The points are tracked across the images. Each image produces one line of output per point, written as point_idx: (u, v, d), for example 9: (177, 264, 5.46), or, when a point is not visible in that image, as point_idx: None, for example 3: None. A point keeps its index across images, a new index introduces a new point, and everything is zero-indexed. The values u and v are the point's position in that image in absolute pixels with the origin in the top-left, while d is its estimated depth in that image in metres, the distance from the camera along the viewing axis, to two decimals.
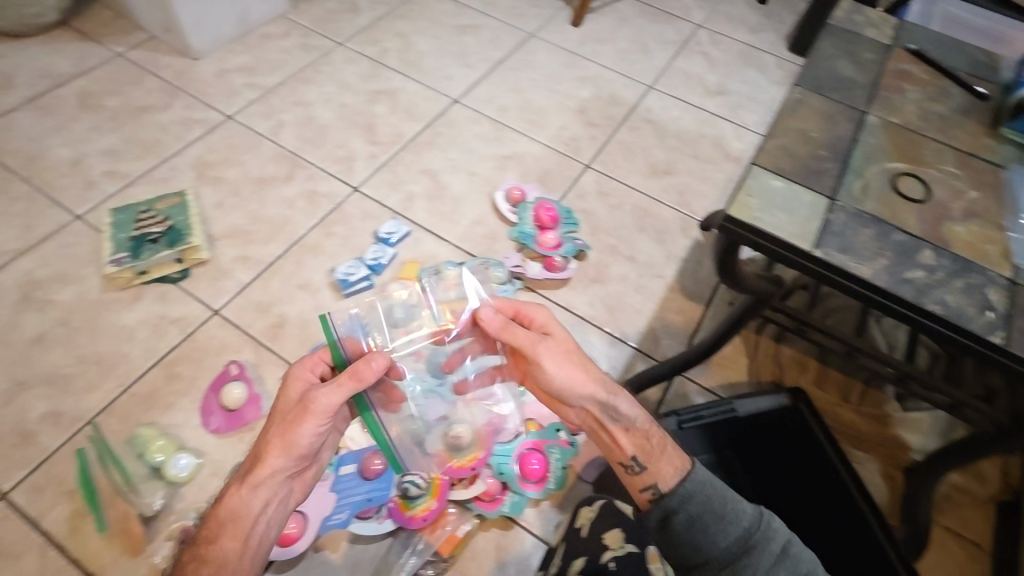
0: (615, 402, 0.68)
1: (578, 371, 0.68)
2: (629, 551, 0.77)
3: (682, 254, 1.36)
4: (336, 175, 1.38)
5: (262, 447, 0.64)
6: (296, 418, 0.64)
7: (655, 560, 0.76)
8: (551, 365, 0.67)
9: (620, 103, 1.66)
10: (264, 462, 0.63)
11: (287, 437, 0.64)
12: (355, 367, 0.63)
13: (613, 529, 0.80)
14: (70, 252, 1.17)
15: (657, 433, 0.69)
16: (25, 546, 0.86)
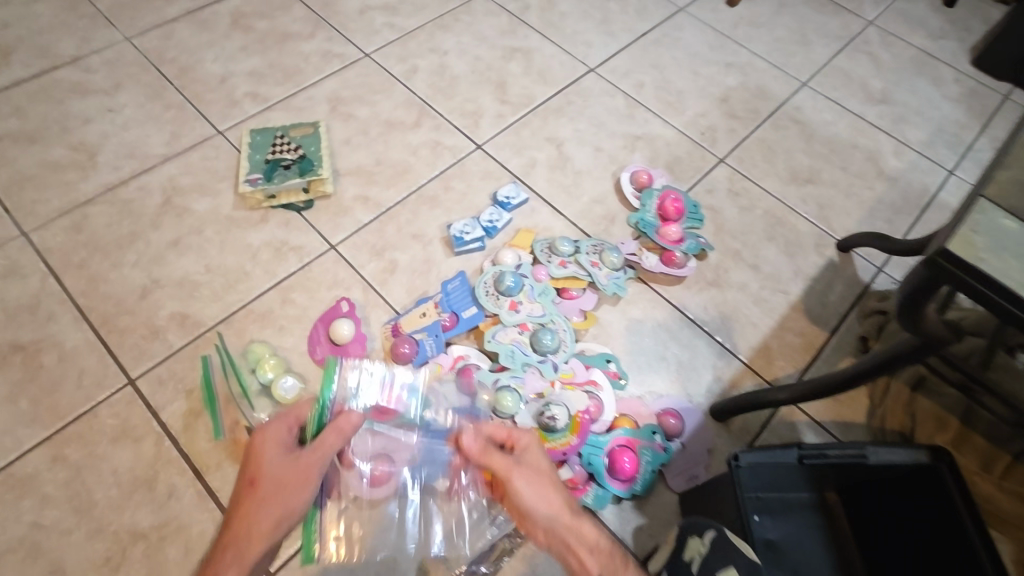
0: (576, 522, 0.74)
1: (542, 491, 0.75)
2: None
3: (812, 273, 1.24)
4: (462, 129, 1.36)
5: (246, 515, 0.71)
6: (291, 485, 0.72)
7: None
8: (519, 485, 0.75)
9: (767, 97, 1.53)
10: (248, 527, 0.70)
11: (279, 504, 0.71)
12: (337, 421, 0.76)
13: (727, 567, 0.67)
14: (209, 165, 1.22)
15: (619, 553, 0.72)
16: (144, 432, 0.92)
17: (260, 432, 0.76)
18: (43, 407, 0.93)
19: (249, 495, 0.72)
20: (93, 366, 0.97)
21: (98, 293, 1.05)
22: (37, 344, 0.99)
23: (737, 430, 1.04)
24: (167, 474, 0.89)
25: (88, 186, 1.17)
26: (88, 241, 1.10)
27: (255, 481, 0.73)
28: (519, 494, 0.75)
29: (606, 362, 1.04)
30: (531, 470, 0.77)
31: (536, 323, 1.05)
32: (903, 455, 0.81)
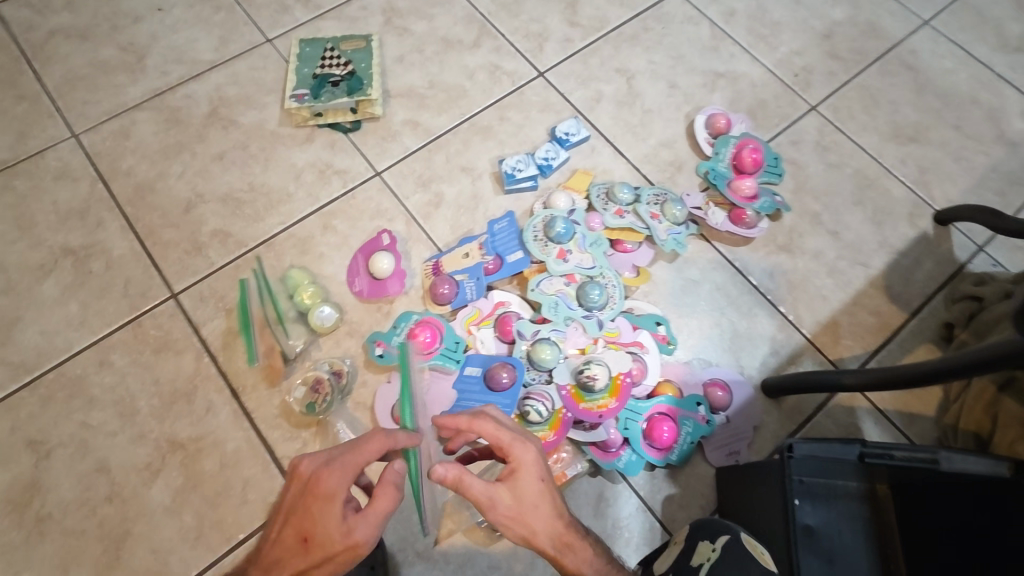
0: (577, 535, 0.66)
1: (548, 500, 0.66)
2: None
3: (900, 245, 1.10)
4: (524, 53, 1.23)
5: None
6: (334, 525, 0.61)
7: None
8: (525, 498, 0.65)
9: (878, 36, 1.32)
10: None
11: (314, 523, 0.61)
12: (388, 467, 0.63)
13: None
14: (257, 76, 1.16)
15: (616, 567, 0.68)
16: (186, 345, 0.93)
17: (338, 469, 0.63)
18: (92, 312, 0.95)
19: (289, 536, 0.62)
20: (139, 276, 0.98)
21: (144, 203, 1.04)
22: (87, 249, 0.99)
23: (789, 409, 0.96)
24: (205, 389, 0.91)
25: (136, 91, 1.13)
26: (135, 148, 1.08)
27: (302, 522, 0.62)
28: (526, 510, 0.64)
29: (656, 324, 0.97)
30: (513, 509, 0.64)
31: (585, 276, 0.97)
32: (984, 466, 0.70)
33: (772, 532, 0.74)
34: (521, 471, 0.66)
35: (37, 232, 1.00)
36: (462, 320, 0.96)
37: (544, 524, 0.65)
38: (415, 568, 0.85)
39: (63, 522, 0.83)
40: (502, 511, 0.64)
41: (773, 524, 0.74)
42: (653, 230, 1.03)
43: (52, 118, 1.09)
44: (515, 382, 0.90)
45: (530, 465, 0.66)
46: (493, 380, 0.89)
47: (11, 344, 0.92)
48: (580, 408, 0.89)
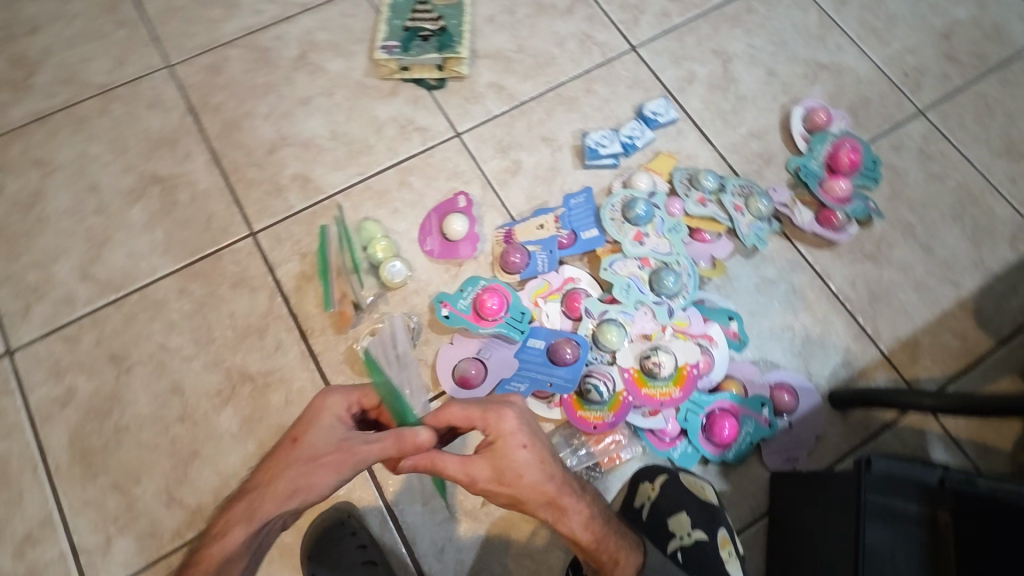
0: (570, 502, 0.64)
1: (533, 468, 0.64)
2: (698, 537, 0.78)
3: (997, 268, 1.03)
4: (618, 25, 1.19)
5: (273, 474, 0.65)
6: (321, 463, 0.63)
7: (727, 544, 0.77)
8: (504, 470, 0.63)
9: (1003, 41, 1.21)
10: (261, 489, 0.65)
11: (299, 463, 0.64)
12: (400, 436, 0.61)
13: (677, 513, 0.81)
14: (347, 23, 1.15)
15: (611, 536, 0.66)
16: (261, 283, 0.96)
17: (326, 405, 0.67)
18: (175, 241, 0.98)
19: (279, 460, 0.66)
20: (221, 211, 1.00)
21: (230, 140, 1.05)
22: (174, 179, 1.02)
23: (854, 424, 0.92)
24: (276, 327, 0.93)
25: (229, 27, 1.14)
26: (225, 85, 1.09)
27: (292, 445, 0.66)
28: (505, 481, 0.63)
29: (728, 320, 0.94)
30: (496, 479, 0.64)
31: (659, 261, 0.95)
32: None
33: (840, 549, 0.72)
34: (498, 439, 0.65)
35: (128, 157, 1.03)
36: (530, 291, 0.95)
37: (537, 491, 0.63)
38: (461, 526, 0.87)
39: (138, 435, 0.87)
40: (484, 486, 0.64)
41: (839, 536, 0.72)
42: (735, 223, 0.99)
43: (149, 47, 1.11)
44: (578, 359, 0.88)
45: (507, 431, 0.65)
46: (556, 354, 0.88)
47: (99, 263, 0.96)
48: (642, 394, 0.88)
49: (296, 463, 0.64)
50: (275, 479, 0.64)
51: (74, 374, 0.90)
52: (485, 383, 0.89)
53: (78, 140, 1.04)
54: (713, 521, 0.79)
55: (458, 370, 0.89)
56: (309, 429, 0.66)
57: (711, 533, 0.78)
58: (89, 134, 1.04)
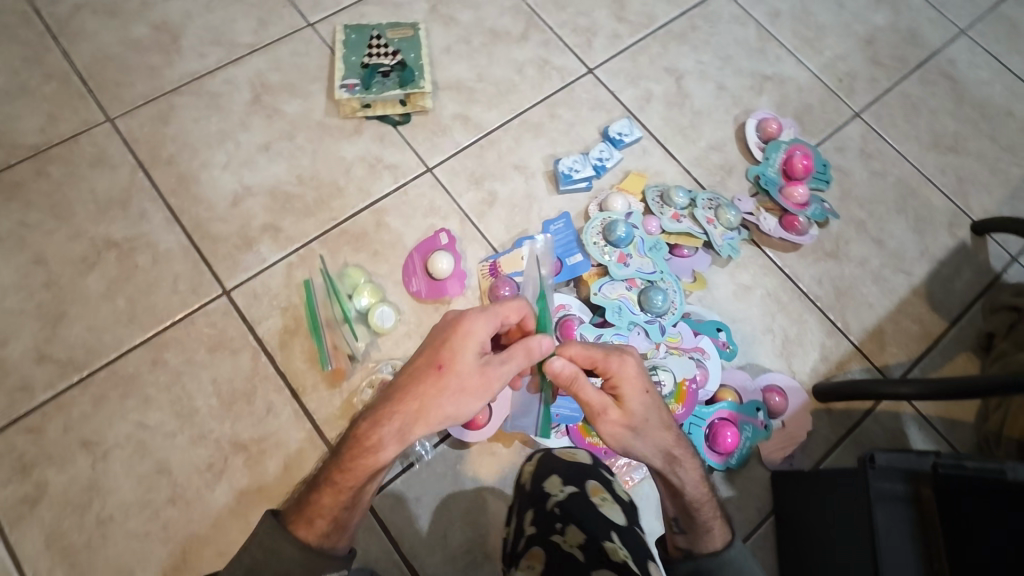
0: (680, 458, 0.73)
1: (656, 412, 0.71)
2: (571, 492, 0.73)
3: (941, 254, 1.13)
4: (573, 49, 1.21)
5: (416, 398, 0.67)
6: (472, 389, 0.67)
7: (596, 491, 0.74)
8: (635, 409, 0.70)
9: (917, 44, 1.33)
10: (410, 401, 0.67)
11: (442, 395, 0.67)
12: (530, 347, 0.67)
13: (549, 475, 0.76)
14: (300, 62, 1.12)
15: (708, 507, 0.74)
16: (242, 344, 0.91)
17: (464, 324, 0.68)
18: (141, 308, 0.91)
19: (415, 390, 0.67)
20: (188, 271, 0.94)
21: (188, 194, 0.99)
22: (130, 242, 0.95)
23: (837, 415, 0.98)
24: (265, 389, 0.89)
25: (172, 74, 1.08)
26: (175, 135, 1.03)
27: (435, 371, 0.67)
28: (637, 418, 0.70)
29: (716, 331, 0.98)
30: (623, 423, 0.71)
31: (645, 281, 0.98)
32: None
33: (857, 548, 0.74)
34: (621, 382, 0.70)
35: (76, 223, 0.95)
36: None
37: (656, 433, 0.71)
38: (485, 568, 0.86)
39: (124, 525, 0.81)
40: (611, 421, 0.71)
41: (851, 527, 0.75)
42: (707, 236, 1.03)
43: (84, 101, 1.03)
44: None
45: (631, 375, 0.70)
46: None
47: (56, 341, 0.88)
48: None
49: (445, 385, 0.67)
50: (422, 397, 0.67)
51: (41, 468, 0.82)
52: (490, 422, 0.90)
53: (15, 208, 0.95)
54: (579, 473, 0.76)
55: None
56: (455, 353, 0.67)
57: (580, 485, 0.74)
58: (26, 201, 0.96)
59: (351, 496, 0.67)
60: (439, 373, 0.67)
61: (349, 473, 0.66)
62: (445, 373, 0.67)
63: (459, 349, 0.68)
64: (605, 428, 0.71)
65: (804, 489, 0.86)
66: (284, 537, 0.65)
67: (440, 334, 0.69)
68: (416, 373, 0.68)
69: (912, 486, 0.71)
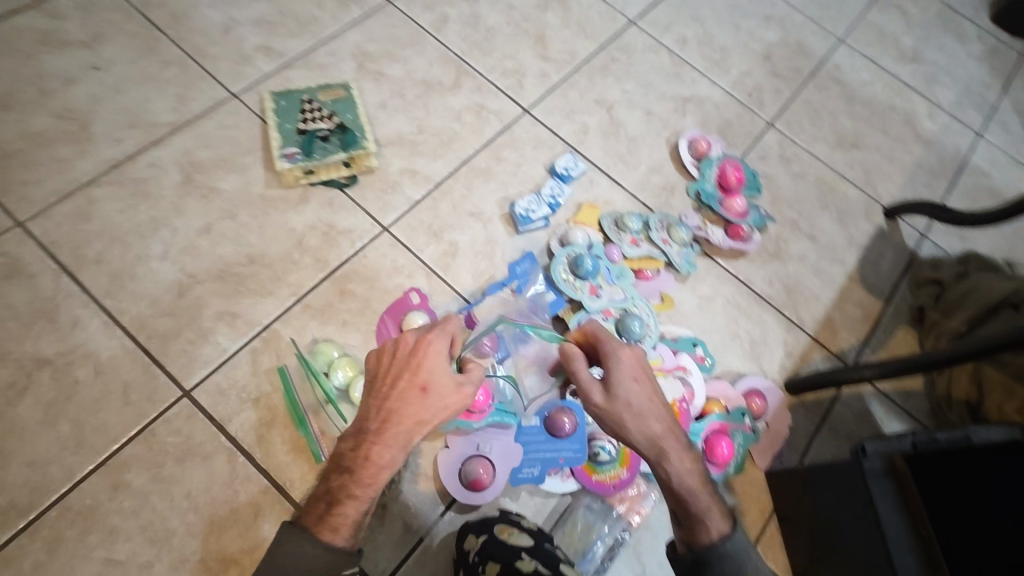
0: (670, 444, 0.69)
1: (647, 396, 0.71)
2: (483, 539, 0.76)
3: (865, 241, 1.24)
4: (505, 91, 1.23)
5: (396, 409, 0.67)
6: (450, 395, 0.69)
7: (503, 529, 0.77)
8: (620, 391, 0.71)
9: (807, 55, 1.47)
10: (398, 399, 0.67)
11: (428, 406, 0.67)
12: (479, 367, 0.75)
13: (468, 536, 0.79)
14: (229, 135, 1.06)
15: (706, 497, 0.66)
16: (213, 448, 0.83)
17: (428, 344, 0.71)
18: (89, 429, 0.82)
19: (394, 407, 0.67)
20: (139, 378, 0.86)
21: (126, 292, 0.91)
22: (65, 356, 0.85)
23: (811, 405, 1.05)
24: (247, 492, 0.82)
25: (87, 164, 0.99)
26: (101, 231, 0.95)
27: (409, 389, 0.68)
28: (625, 400, 0.70)
29: (693, 346, 1.03)
30: (613, 407, 0.71)
31: (619, 308, 1.01)
32: (1005, 433, 0.73)
33: (863, 532, 0.76)
34: (614, 365, 0.73)
35: None
36: (509, 369, 0.93)
37: (648, 416, 0.70)
38: None
39: None
40: (598, 402, 0.72)
41: (857, 518, 0.77)
42: (665, 257, 1.08)
43: None
44: (578, 424, 0.91)
45: (626, 364, 0.73)
46: (556, 427, 0.90)
47: None
48: None
49: (428, 398, 0.67)
50: (404, 412, 0.66)
51: None
52: (496, 478, 0.88)
53: None
54: (486, 522, 0.80)
55: (467, 474, 0.87)
56: (426, 370, 0.69)
57: (490, 530, 0.77)
58: None
59: (355, 503, 0.63)
60: (413, 391, 0.68)
61: (351, 477, 0.64)
62: (422, 389, 0.68)
63: (427, 362, 0.70)
64: (593, 412, 0.72)
65: (800, 488, 0.90)
66: (303, 534, 0.60)
67: (399, 354, 0.70)
68: (378, 395, 0.68)
69: (887, 460, 0.76)
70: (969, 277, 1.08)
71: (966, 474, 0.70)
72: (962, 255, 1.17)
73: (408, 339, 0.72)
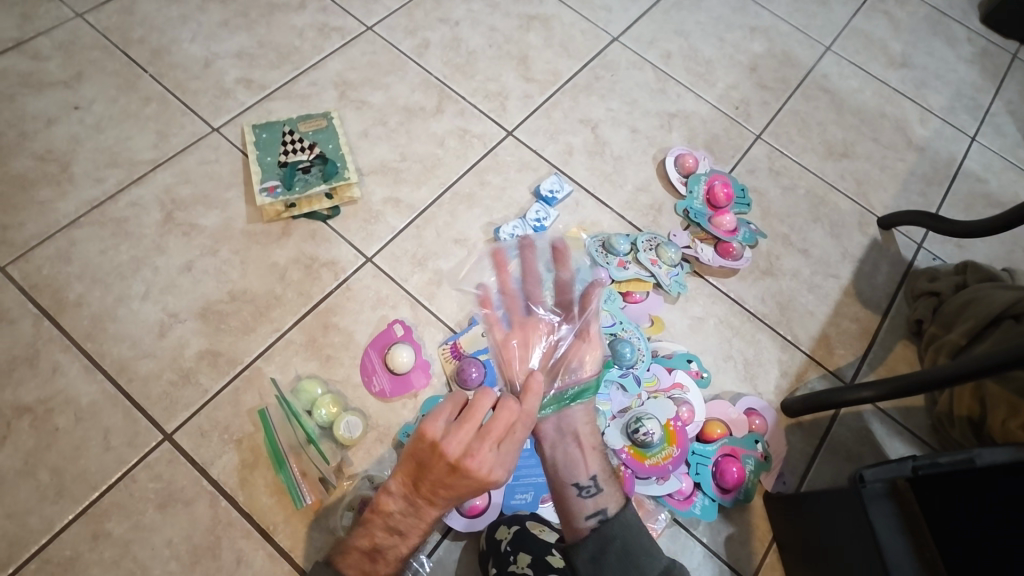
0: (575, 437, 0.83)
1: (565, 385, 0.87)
2: (516, 531, 0.81)
3: (859, 252, 1.22)
4: (489, 114, 1.22)
5: (441, 484, 0.63)
6: (487, 476, 0.63)
7: (535, 525, 0.83)
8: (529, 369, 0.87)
9: (794, 65, 1.46)
10: (444, 501, 0.64)
11: (466, 485, 0.63)
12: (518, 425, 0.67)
13: (498, 526, 0.83)
14: (211, 170, 1.06)
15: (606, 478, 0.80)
16: (195, 493, 0.83)
17: (473, 413, 0.65)
18: (69, 478, 0.81)
19: (436, 488, 0.63)
20: (119, 424, 0.85)
21: (106, 335, 0.91)
22: (45, 403, 0.85)
23: (808, 426, 1.02)
24: (231, 538, 0.81)
25: (67, 205, 0.99)
26: (81, 273, 0.94)
27: (451, 473, 0.62)
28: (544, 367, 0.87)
29: (688, 362, 1.01)
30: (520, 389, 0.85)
31: (608, 334, 0.99)
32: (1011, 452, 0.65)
33: (864, 552, 0.74)
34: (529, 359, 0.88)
35: None
36: None
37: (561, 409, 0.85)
38: None
39: None
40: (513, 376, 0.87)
41: (859, 541, 0.75)
42: (654, 278, 1.07)
43: None
44: None
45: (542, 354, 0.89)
46: None
47: None
48: (645, 466, 0.91)
49: (465, 478, 0.62)
50: (447, 490, 0.63)
51: None
52: (491, 501, 0.87)
53: None
54: (517, 516, 0.84)
55: (463, 501, 0.85)
56: (465, 449, 0.63)
57: (522, 523, 0.82)
58: None
59: (404, 560, 0.68)
60: (450, 472, 0.62)
61: (402, 540, 0.67)
62: (461, 475, 0.62)
63: (466, 443, 0.63)
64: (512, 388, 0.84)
65: (804, 517, 0.87)
66: None
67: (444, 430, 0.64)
68: (416, 460, 0.64)
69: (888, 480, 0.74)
70: (968, 287, 1.06)
71: (968, 495, 0.66)
72: (957, 264, 1.15)
73: (454, 439, 0.63)
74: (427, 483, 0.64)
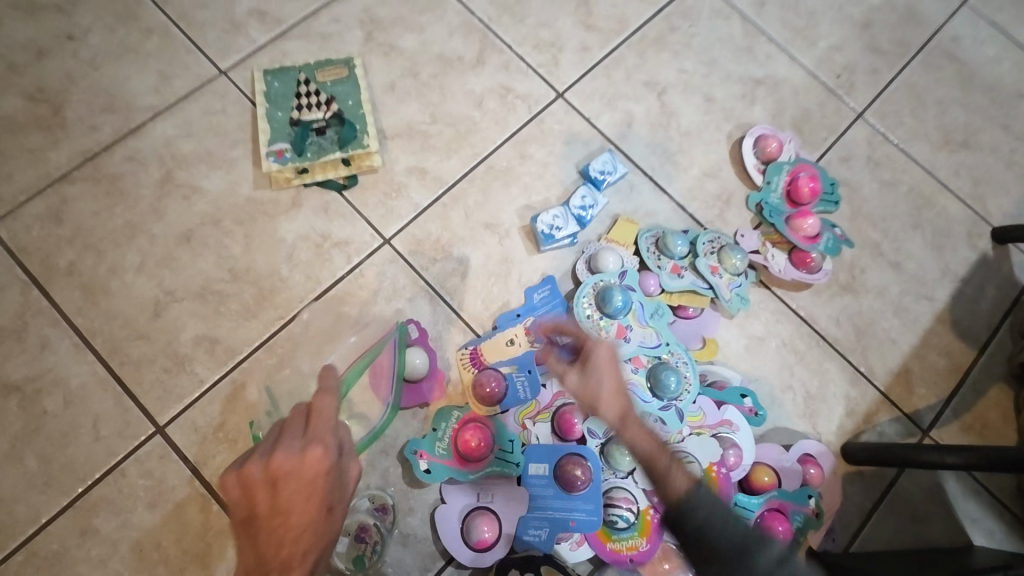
0: (631, 429, 0.61)
1: (608, 381, 0.65)
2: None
3: (962, 271, 1.02)
4: (538, 70, 1.03)
5: (269, 515, 0.53)
6: (315, 460, 0.55)
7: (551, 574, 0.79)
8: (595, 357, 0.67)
9: (920, 22, 1.18)
10: (289, 534, 0.53)
11: (292, 491, 0.54)
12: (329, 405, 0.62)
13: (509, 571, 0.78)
14: (215, 123, 0.93)
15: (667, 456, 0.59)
16: (191, 491, 0.78)
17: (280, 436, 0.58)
18: (56, 467, 0.78)
19: (267, 524, 0.53)
20: (112, 410, 0.80)
21: (100, 310, 0.84)
22: (33, 383, 0.81)
23: (868, 475, 0.90)
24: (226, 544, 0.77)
25: (58, 156, 0.89)
26: (73, 237, 0.86)
27: (278, 500, 0.54)
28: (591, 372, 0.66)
29: (741, 397, 0.88)
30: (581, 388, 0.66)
31: (651, 356, 0.86)
32: None
33: None
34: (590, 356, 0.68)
35: None
36: (514, 417, 0.84)
37: (599, 404, 0.64)
38: None
39: None
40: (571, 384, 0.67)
41: None
42: (713, 290, 0.91)
43: None
44: (591, 480, 0.81)
45: (601, 357, 0.67)
46: (567, 480, 0.80)
47: None
48: None
49: (290, 489, 0.54)
50: (280, 514, 0.53)
51: None
52: (502, 537, 0.80)
53: None
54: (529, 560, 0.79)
55: (472, 534, 0.79)
56: (274, 462, 0.55)
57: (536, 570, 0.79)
58: None
59: None
60: (274, 493, 0.54)
61: None
62: (285, 491, 0.54)
63: (276, 455, 0.55)
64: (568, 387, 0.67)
65: None
66: None
67: (254, 465, 0.55)
68: (240, 518, 0.54)
69: None
70: None
71: None
72: None
73: (257, 463, 0.55)
74: (259, 531, 0.53)
